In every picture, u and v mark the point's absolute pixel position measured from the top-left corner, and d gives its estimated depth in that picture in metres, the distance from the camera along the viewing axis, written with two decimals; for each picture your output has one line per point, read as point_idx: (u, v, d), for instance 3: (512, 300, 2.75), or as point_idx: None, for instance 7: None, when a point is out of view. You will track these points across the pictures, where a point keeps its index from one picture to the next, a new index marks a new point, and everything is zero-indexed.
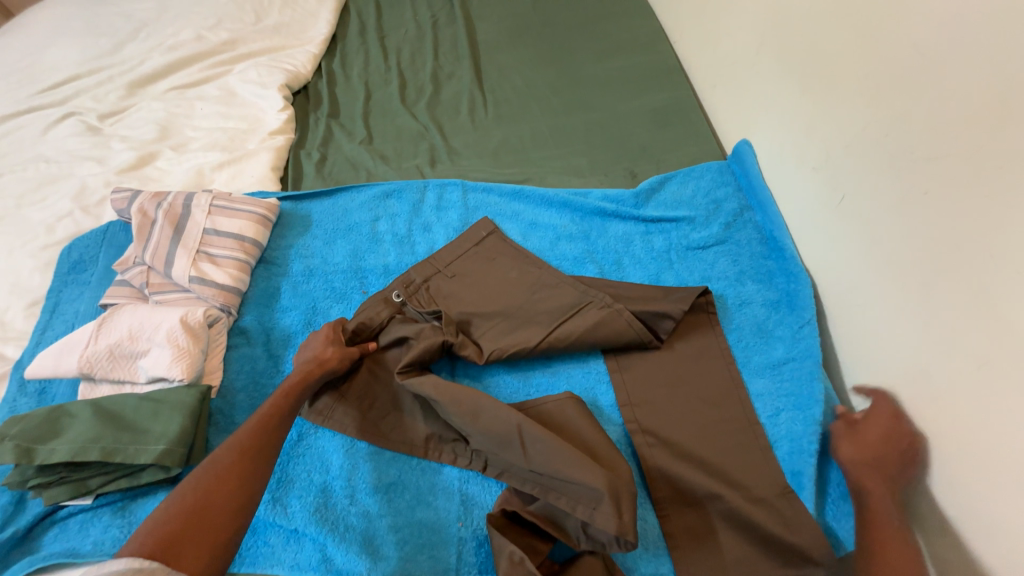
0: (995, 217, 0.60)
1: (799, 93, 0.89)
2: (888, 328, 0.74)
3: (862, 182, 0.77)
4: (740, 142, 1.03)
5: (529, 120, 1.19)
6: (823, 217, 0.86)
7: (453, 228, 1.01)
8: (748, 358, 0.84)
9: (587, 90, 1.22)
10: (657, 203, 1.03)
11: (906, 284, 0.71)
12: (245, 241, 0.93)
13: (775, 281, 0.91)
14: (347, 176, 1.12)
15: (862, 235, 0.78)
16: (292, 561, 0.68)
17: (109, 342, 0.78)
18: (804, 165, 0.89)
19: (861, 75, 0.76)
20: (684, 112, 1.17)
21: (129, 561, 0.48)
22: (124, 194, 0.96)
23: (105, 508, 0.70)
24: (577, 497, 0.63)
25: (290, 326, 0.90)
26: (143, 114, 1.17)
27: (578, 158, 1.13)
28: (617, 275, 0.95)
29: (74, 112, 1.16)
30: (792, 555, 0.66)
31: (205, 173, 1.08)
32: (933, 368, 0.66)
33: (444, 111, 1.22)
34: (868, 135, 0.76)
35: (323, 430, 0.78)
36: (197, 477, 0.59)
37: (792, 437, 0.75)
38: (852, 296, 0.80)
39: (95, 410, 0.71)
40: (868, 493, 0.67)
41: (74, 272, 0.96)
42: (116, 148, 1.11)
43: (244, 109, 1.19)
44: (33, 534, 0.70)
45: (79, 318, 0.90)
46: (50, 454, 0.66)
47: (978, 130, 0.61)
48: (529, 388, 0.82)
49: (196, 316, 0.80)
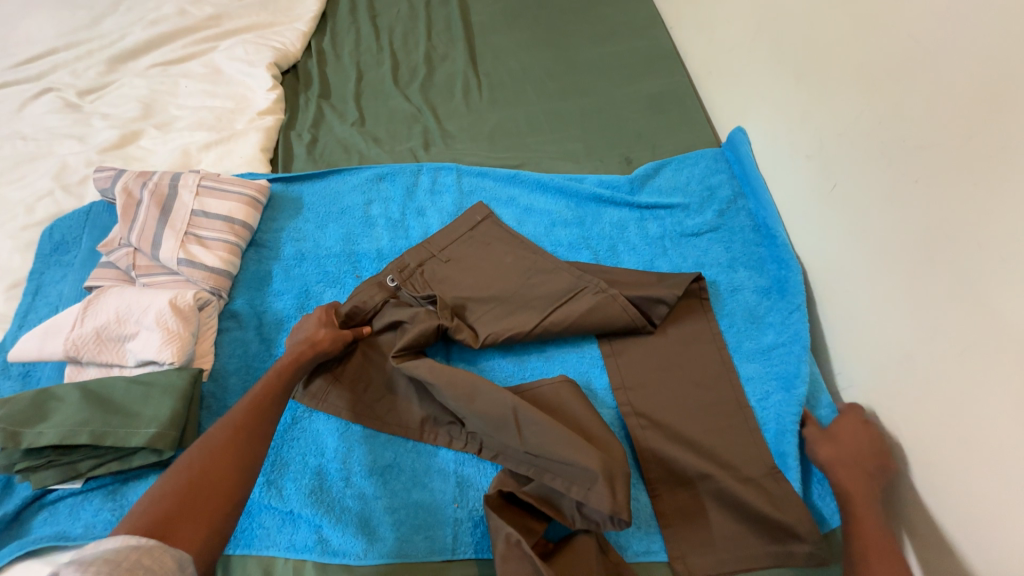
0: (983, 206, 0.61)
1: (795, 82, 0.89)
2: (875, 315, 0.75)
3: (854, 170, 0.78)
4: (735, 130, 1.03)
5: (524, 104, 1.18)
6: (816, 205, 0.87)
7: (447, 212, 1.00)
8: (739, 343, 0.85)
9: (583, 74, 1.21)
10: (652, 189, 1.04)
11: (895, 272, 0.72)
12: (234, 223, 0.91)
13: (766, 268, 0.92)
14: (339, 158, 1.10)
15: (852, 223, 0.79)
16: (288, 543, 0.68)
17: (95, 325, 0.76)
18: (798, 153, 0.90)
19: (857, 63, 0.76)
20: (679, 99, 1.16)
21: (124, 540, 0.49)
22: (107, 173, 0.93)
23: (95, 492, 0.70)
24: (572, 478, 0.64)
25: (282, 309, 0.89)
26: (125, 91, 1.13)
27: (574, 143, 1.12)
28: (612, 261, 0.95)
29: (51, 88, 1.12)
30: (777, 530, 0.68)
31: (191, 153, 1.05)
32: (918, 353, 0.69)
33: (438, 94, 1.20)
34: (862, 123, 0.76)
35: (316, 414, 0.78)
36: (191, 456, 0.59)
37: (780, 420, 0.77)
38: (841, 283, 0.82)
39: (83, 393, 0.70)
40: (854, 472, 0.69)
41: (55, 253, 0.93)
42: (97, 126, 1.08)
43: (231, 88, 1.16)
44: (22, 518, 0.69)
45: (62, 301, 0.88)
46: (38, 437, 0.65)
47: (970, 120, 0.62)
48: (524, 372, 0.83)
49: (186, 299, 0.78)
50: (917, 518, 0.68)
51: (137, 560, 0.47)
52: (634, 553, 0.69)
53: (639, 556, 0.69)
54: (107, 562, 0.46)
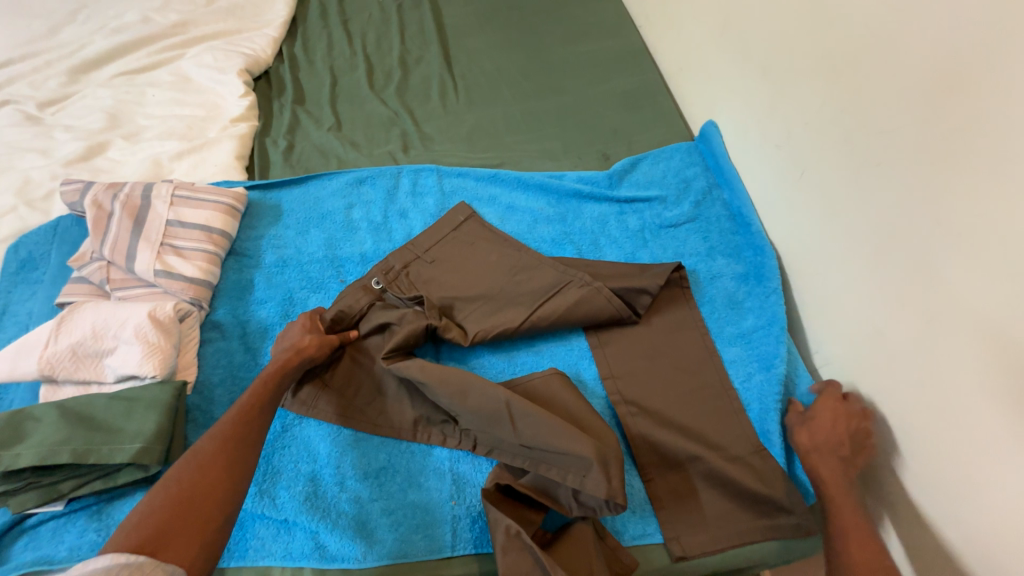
0: (941, 185, 0.65)
1: (760, 75, 0.93)
2: (847, 295, 0.79)
3: (821, 158, 0.82)
4: (707, 123, 1.07)
5: (501, 104, 1.19)
6: (786, 192, 0.90)
7: (430, 213, 1.01)
8: (721, 328, 0.88)
9: (558, 73, 1.23)
10: (630, 183, 1.06)
11: (862, 252, 0.76)
12: (213, 232, 0.89)
13: (743, 255, 0.95)
14: (317, 163, 1.09)
15: (822, 208, 0.83)
16: (284, 552, 0.67)
17: (70, 341, 0.73)
18: (768, 143, 0.93)
19: (819, 55, 0.80)
20: (652, 95, 1.19)
21: (115, 557, 0.47)
22: (75, 186, 0.90)
23: (79, 513, 0.67)
24: (567, 466, 0.65)
25: (266, 318, 0.87)
26: (88, 102, 1.10)
27: (551, 142, 1.14)
28: (595, 255, 0.97)
29: (9, 100, 1.08)
30: (766, 505, 0.71)
31: (163, 163, 1.03)
32: (888, 328, 0.73)
33: (414, 97, 1.20)
34: (826, 112, 0.80)
35: (307, 420, 0.77)
36: (180, 468, 0.57)
37: (762, 399, 0.80)
38: (813, 266, 0.86)
39: (62, 412, 0.68)
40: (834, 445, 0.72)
41: (23, 271, 0.89)
42: (61, 139, 1.04)
43: (201, 95, 1.14)
44: (1, 545, 0.66)
45: (32, 319, 0.85)
46: (16, 460, 0.63)
47: (927, 105, 0.66)
48: (514, 367, 0.83)
49: (166, 310, 0.77)
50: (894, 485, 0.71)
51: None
52: (631, 537, 0.70)
53: (635, 540, 0.70)
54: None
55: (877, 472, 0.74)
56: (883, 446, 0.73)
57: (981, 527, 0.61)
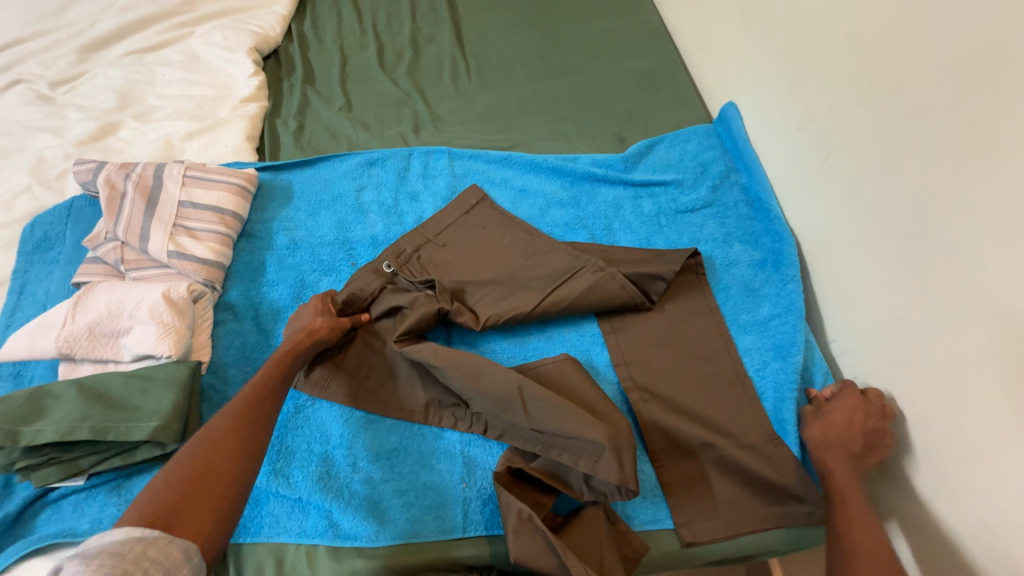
0: (974, 169, 0.62)
1: (784, 54, 0.89)
2: (869, 284, 0.77)
3: (847, 140, 0.79)
4: (726, 105, 1.03)
5: (514, 85, 1.16)
6: (809, 176, 0.87)
7: (441, 196, 0.99)
8: (736, 316, 0.86)
9: (573, 53, 1.20)
10: (645, 167, 1.04)
11: (886, 239, 0.74)
12: (224, 213, 0.89)
13: (761, 241, 0.93)
14: (327, 145, 1.08)
15: (845, 193, 0.80)
16: (298, 529, 0.68)
17: (87, 320, 0.74)
18: (790, 125, 0.90)
19: (848, 31, 0.76)
20: (670, 76, 1.16)
21: (129, 531, 0.49)
22: (87, 165, 0.90)
23: (99, 488, 0.69)
24: (578, 451, 0.65)
25: (278, 299, 0.87)
26: (99, 81, 1.09)
27: (565, 124, 1.11)
28: (608, 240, 0.96)
29: (21, 79, 1.07)
30: (778, 494, 0.71)
31: (174, 143, 1.02)
32: (909, 317, 0.71)
33: (425, 77, 1.17)
34: (853, 92, 0.77)
35: (319, 402, 0.77)
36: (193, 446, 0.58)
37: (778, 388, 0.78)
38: (835, 253, 0.83)
39: (80, 390, 0.69)
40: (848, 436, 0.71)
41: (39, 250, 0.90)
42: (73, 118, 1.04)
43: (211, 75, 1.12)
44: (26, 517, 0.68)
45: (50, 299, 0.86)
46: (37, 435, 0.64)
47: (962, 83, 0.63)
48: (526, 352, 0.83)
49: (179, 291, 0.77)
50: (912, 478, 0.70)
51: (142, 551, 0.47)
52: (642, 522, 0.70)
53: (645, 525, 0.71)
54: (112, 555, 0.46)
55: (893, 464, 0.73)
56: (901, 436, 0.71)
57: (992, 523, 0.59)
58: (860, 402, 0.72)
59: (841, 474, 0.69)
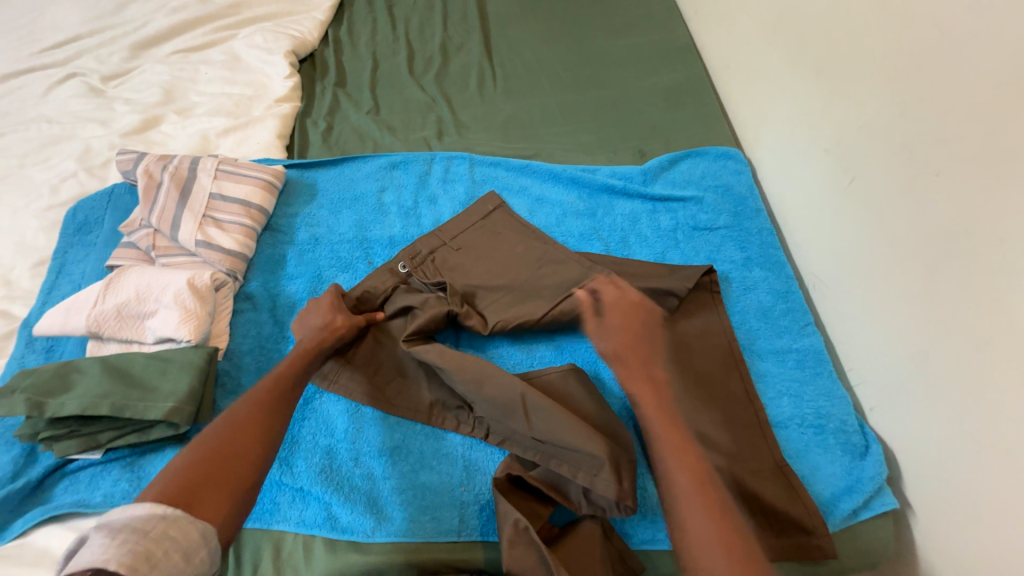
0: (1008, 199, 0.60)
1: (812, 74, 0.87)
2: (892, 313, 0.74)
3: (873, 163, 0.77)
4: (733, 151, 1.05)
5: (539, 95, 1.17)
6: (832, 198, 0.85)
7: (459, 201, 1.01)
8: (752, 341, 0.84)
9: (599, 66, 1.21)
10: (665, 181, 1.03)
11: (911, 266, 0.71)
12: (251, 207, 0.93)
13: (783, 272, 0.91)
14: (353, 146, 1.11)
15: (869, 218, 0.78)
16: (298, 519, 0.69)
17: (116, 302, 0.78)
18: (816, 146, 0.88)
19: (881, 54, 0.75)
20: (695, 91, 1.15)
21: (152, 508, 0.50)
22: (129, 156, 0.95)
23: (114, 463, 0.71)
24: (578, 464, 0.65)
25: (296, 293, 0.90)
26: (146, 76, 1.16)
27: (586, 135, 1.12)
28: (623, 253, 0.95)
29: (76, 72, 1.15)
30: (786, 524, 0.69)
31: (210, 138, 1.07)
32: (932, 350, 0.68)
33: (452, 84, 1.20)
34: (883, 115, 0.75)
35: (327, 395, 0.79)
36: (215, 428, 0.59)
37: (793, 420, 0.77)
38: (855, 280, 0.81)
39: (105, 367, 0.72)
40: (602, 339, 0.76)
41: (79, 233, 0.95)
42: (120, 111, 1.10)
43: (250, 75, 1.17)
44: (44, 486, 0.71)
45: (85, 279, 0.90)
46: (61, 408, 0.67)
47: (1000, 109, 0.60)
48: (532, 360, 0.83)
49: (203, 279, 0.80)
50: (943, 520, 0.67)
51: (164, 530, 0.49)
52: (639, 541, 0.69)
53: (644, 544, 0.69)
54: (135, 530, 0.48)
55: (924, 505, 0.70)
56: (928, 472, 0.69)
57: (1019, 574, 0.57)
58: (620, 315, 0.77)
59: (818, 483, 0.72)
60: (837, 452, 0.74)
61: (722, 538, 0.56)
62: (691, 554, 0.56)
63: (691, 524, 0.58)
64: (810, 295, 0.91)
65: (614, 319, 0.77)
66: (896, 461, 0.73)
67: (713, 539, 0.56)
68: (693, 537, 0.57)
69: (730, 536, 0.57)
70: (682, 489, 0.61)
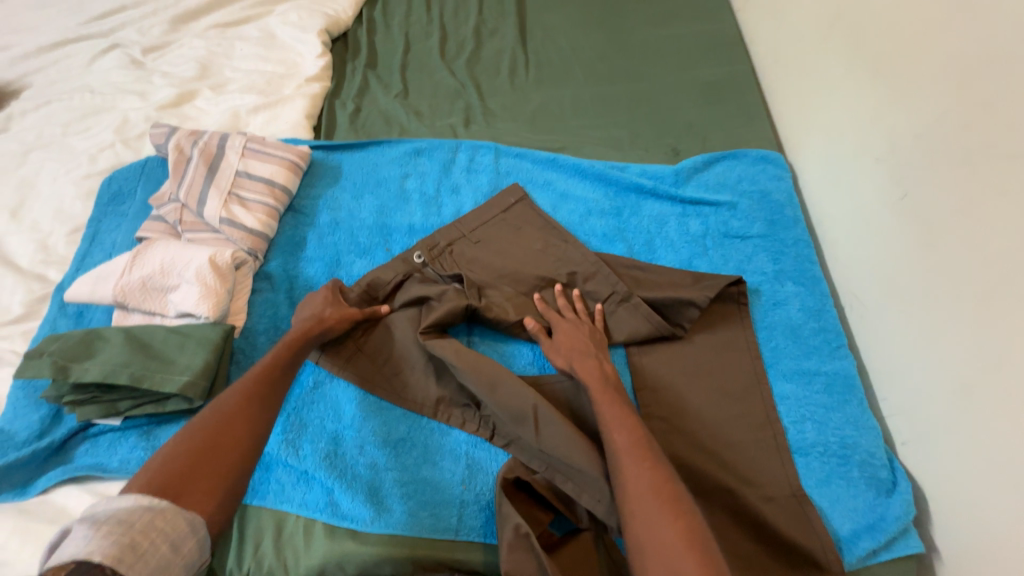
0: None
1: (869, 75, 0.80)
2: (934, 343, 0.69)
3: (928, 177, 0.70)
4: (775, 154, 0.99)
5: (571, 85, 1.13)
6: (880, 213, 0.78)
7: (481, 192, 0.99)
8: (777, 359, 0.80)
9: (637, 57, 1.15)
10: (698, 183, 0.98)
11: (963, 295, 0.65)
12: (275, 187, 0.93)
13: (817, 288, 0.85)
14: (380, 130, 1.10)
15: (919, 237, 0.71)
16: (300, 501, 0.70)
17: (142, 274, 0.80)
18: (865, 155, 0.81)
19: (949, 57, 0.68)
20: (738, 88, 1.08)
21: (137, 499, 0.50)
22: (162, 130, 0.96)
23: (132, 430, 0.74)
24: (583, 485, 0.64)
25: (313, 276, 0.90)
26: (184, 51, 1.17)
27: (618, 130, 1.07)
28: (647, 257, 0.91)
29: (119, 44, 1.17)
30: (797, 557, 0.65)
31: (240, 116, 1.08)
32: (976, 387, 0.63)
33: (483, 70, 1.17)
34: (945, 125, 0.68)
35: (337, 380, 0.79)
36: (204, 418, 0.59)
37: (815, 448, 0.73)
38: (896, 303, 0.75)
39: (127, 337, 0.74)
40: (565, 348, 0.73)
41: (113, 203, 0.98)
42: (157, 84, 1.12)
43: (283, 53, 1.17)
44: (67, 447, 0.74)
45: (116, 248, 0.93)
46: (84, 373, 0.70)
47: None
48: (544, 362, 0.81)
49: (224, 257, 0.81)
50: (971, 568, 0.62)
51: (150, 522, 0.48)
52: None
53: None
54: (120, 522, 0.47)
55: (952, 547, 0.65)
56: (961, 514, 0.64)
57: None
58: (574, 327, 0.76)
59: (835, 517, 0.69)
60: (861, 485, 0.70)
61: (661, 492, 0.53)
62: (629, 512, 0.53)
63: (628, 481, 0.55)
64: (846, 315, 0.85)
65: (562, 333, 0.75)
66: (926, 499, 0.69)
67: (650, 493, 0.53)
68: (631, 494, 0.54)
69: (668, 490, 0.54)
70: (618, 448, 0.58)
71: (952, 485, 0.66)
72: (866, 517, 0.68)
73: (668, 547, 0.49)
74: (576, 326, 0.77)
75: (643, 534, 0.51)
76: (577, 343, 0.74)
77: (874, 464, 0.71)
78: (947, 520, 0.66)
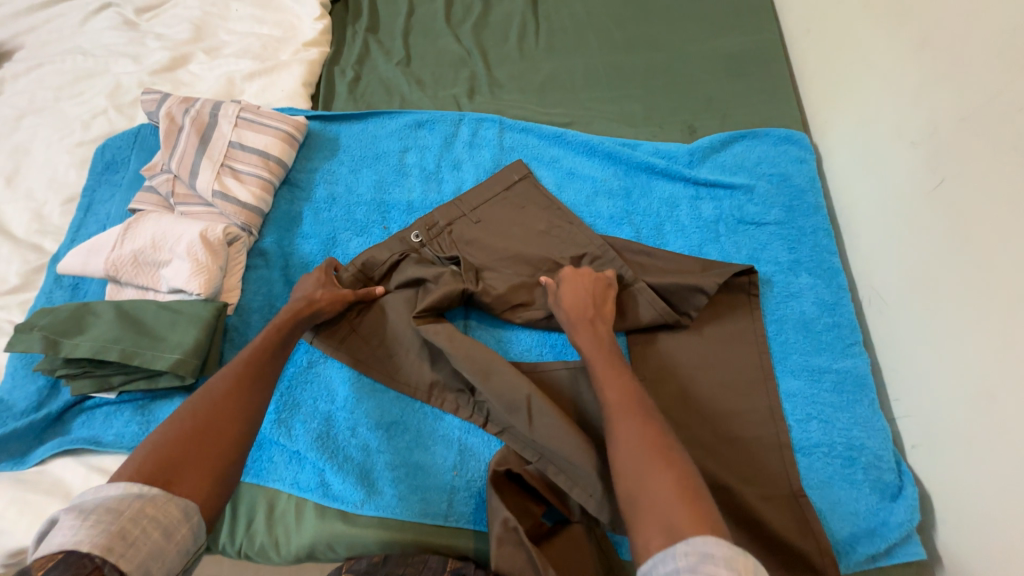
0: None
1: (912, 48, 0.73)
2: (958, 342, 0.64)
3: (971, 162, 0.64)
4: (800, 134, 0.92)
5: (584, 54, 1.06)
6: (911, 201, 0.72)
7: (484, 168, 0.94)
8: (785, 354, 0.76)
9: (657, 24, 1.07)
10: (713, 164, 0.92)
11: (997, 294, 0.60)
12: (269, 159, 0.89)
13: (834, 280, 0.81)
14: (380, 100, 1.04)
15: (954, 228, 0.66)
16: (292, 480, 0.70)
17: (133, 248, 0.78)
18: (901, 137, 0.75)
19: (1007, 28, 0.60)
20: (764, 60, 1.01)
21: (127, 488, 0.48)
22: (153, 96, 0.92)
23: (127, 405, 0.74)
24: (576, 478, 0.63)
25: (309, 253, 0.88)
26: (178, 11, 1.11)
27: (632, 104, 1.01)
28: (655, 242, 0.87)
29: (112, 3, 1.12)
30: (793, 558, 0.64)
31: (235, 82, 1.03)
32: (1001, 393, 0.58)
33: (491, 36, 1.10)
34: (994, 106, 0.61)
35: (331, 360, 0.78)
36: (192, 404, 0.57)
37: (819, 448, 0.70)
38: (921, 299, 0.70)
39: (117, 313, 0.73)
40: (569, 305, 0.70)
41: (107, 172, 0.96)
42: (151, 46, 1.07)
43: (280, 15, 1.11)
44: (64, 419, 0.75)
45: (110, 220, 0.91)
46: (74, 349, 0.69)
47: None
48: (542, 348, 0.79)
49: (216, 232, 0.79)
50: None
51: (140, 509, 0.47)
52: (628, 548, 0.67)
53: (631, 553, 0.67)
54: (109, 511, 0.46)
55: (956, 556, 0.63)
56: (968, 524, 0.62)
57: None
58: (579, 281, 0.73)
59: (834, 519, 0.67)
60: (864, 489, 0.68)
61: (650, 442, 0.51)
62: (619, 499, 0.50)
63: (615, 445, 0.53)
64: (863, 310, 0.81)
65: (564, 288, 0.73)
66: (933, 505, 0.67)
67: (642, 445, 0.50)
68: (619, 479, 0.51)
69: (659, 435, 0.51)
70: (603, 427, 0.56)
71: (962, 493, 0.63)
72: (867, 520, 0.66)
73: (664, 503, 0.45)
74: (582, 279, 0.73)
75: (631, 516, 0.48)
76: (581, 299, 0.71)
77: (880, 466, 0.68)
78: (954, 528, 0.64)
